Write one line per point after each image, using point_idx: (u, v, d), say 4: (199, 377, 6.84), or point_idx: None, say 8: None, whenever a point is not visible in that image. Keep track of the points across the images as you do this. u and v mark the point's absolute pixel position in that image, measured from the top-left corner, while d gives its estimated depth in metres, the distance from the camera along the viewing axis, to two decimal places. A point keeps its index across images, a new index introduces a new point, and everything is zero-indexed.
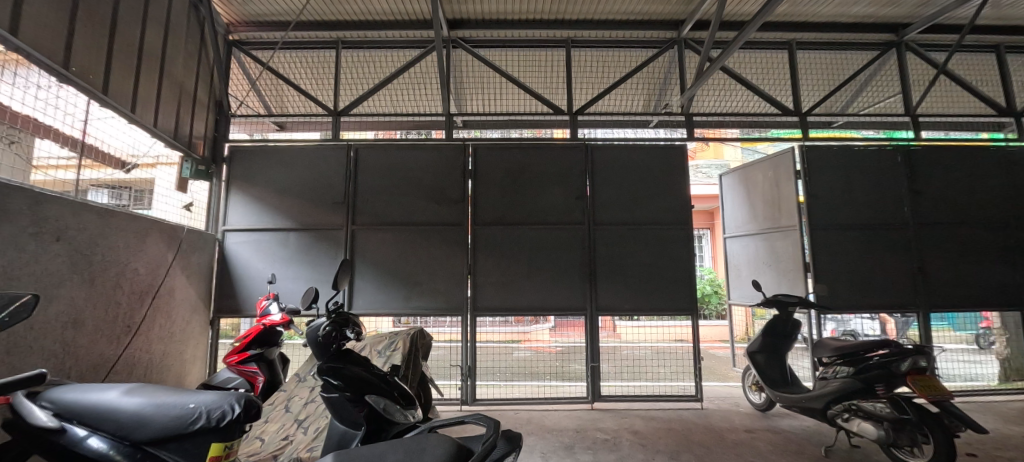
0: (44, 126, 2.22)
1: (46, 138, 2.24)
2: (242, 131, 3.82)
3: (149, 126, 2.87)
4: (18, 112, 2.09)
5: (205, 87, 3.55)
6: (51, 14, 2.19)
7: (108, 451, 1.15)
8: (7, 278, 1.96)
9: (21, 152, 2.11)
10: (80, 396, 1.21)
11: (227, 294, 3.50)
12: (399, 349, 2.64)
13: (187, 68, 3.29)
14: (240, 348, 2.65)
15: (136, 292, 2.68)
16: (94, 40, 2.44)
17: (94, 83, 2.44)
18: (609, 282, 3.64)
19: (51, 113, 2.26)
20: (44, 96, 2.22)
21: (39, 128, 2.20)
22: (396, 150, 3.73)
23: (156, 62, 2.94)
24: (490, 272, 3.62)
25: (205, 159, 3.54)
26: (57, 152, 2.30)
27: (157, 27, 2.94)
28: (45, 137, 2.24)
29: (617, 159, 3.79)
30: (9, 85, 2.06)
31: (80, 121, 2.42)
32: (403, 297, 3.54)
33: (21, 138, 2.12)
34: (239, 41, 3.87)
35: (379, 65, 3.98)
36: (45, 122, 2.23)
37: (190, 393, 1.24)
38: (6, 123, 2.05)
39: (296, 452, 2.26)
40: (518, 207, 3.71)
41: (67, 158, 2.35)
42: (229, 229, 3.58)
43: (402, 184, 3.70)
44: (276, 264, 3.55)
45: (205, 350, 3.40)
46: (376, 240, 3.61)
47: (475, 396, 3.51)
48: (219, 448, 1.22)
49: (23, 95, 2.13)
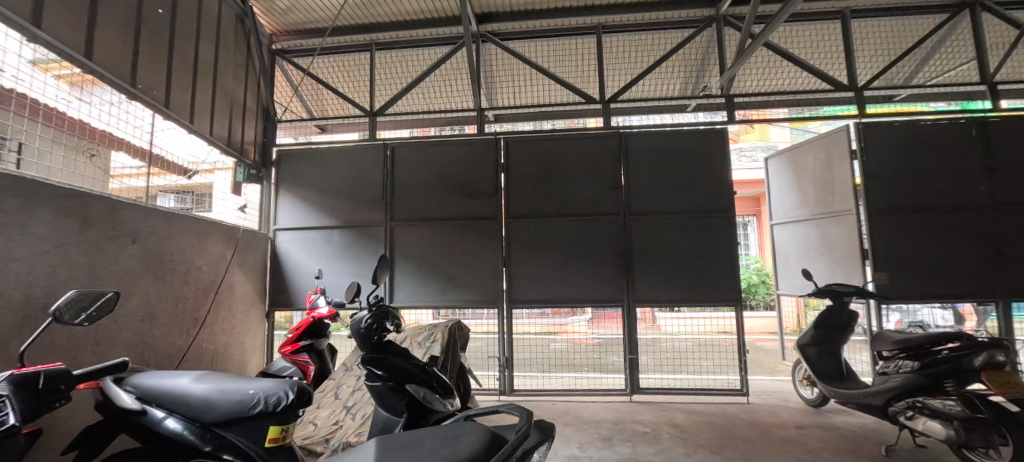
0: (118, 140, 2.48)
1: (121, 151, 2.50)
2: (288, 135, 4.03)
3: (206, 135, 3.11)
4: (97, 129, 2.35)
5: (253, 95, 3.78)
6: (118, 36, 2.41)
7: (183, 431, 1.30)
8: (94, 277, 2.21)
9: (101, 164, 2.37)
10: (156, 381, 1.34)
11: (280, 289, 3.75)
12: (439, 340, 2.74)
13: (237, 79, 3.52)
14: (293, 339, 2.82)
15: (201, 288, 2.93)
16: (155, 58, 2.66)
17: (158, 98, 2.67)
18: (647, 272, 3.56)
19: (124, 128, 2.51)
20: (116, 111, 2.46)
21: (115, 142, 2.46)
22: (429, 147, 3.82)
23: (209, 76, 3.16)
24: (525, 265, 3.64)
25: (256, 163, 3.79)
26: (129, 162, 2.54)
27: (209, 42, 3.16)
28: (120, 150, 2.49)
29: (652, 147, 3.68)
30: (89, 105, 2.30)
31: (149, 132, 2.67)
32: (440, 290, 3.64)
33: (101, 151, 2.37)
34: (283, 50, 4.08)
35: (411, 64, 4.07)
36: (119, 136, 2.48)
37: (248, 379, 1.36)
38: (86, 138, 2.29)
39: (346, 437, 2.42)
40: (551, 200, 3.69)
41: (138, 166, 2.58)
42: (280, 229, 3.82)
43: (438, 180, 3.78)
44: (322, 260, 3.75)
45: (263, 341, 3.67)
46: (414, 235, 3.73)
47: (513, 386, 3.58)
48: (276, 430, 1.36)
49: (100, 113, 2.37)
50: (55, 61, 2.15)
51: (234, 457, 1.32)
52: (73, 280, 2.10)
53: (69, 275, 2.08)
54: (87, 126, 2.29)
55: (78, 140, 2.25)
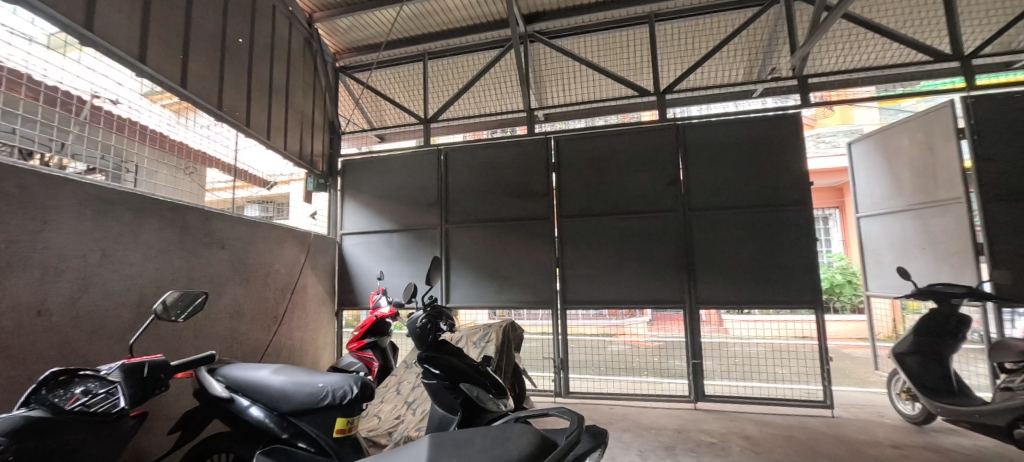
0: (211, 158, 2.80)
1: (214, 168, 2.82)
2: (352, 146, 4.37)
3: (281, 150, 3.41)
4: (197, 151, 2.68)
5: (320, 111, 4.09)
6: (207, 67, 2.67)
7: (266, 419, 1.44)
8: (192, 278, 2.45)
9: (200, 180, 2.71)
10: (242, 373, 1.50)
11: (347, 289, 4.01)
12: (493, 340, 2.79)
13: (306, 97, 3.83)
14: (359, 336, 2.99)
15: (279, 288, 3.21)
16: (237, 83, 2.92)
17: (240, 118, 2.94)
18: (711, 272, 3.34)
19: (215, 147, 2.83)
20: (207, 132, 2.76)
21: (209, 161, 2.78)
22: (481, 150, 3.88)
23: (282, 96, 3.46)
24: (579, 265, 3.58)
25: (324, 173, 4.10)
26: (220, 177, 2.87)
27: (282, 65, 3.47)
28: (213, 167, 2.81)
29: (713, 138, 3.45)
30: (189, 130, 2.62)
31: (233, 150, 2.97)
32: (495, 290, 3.69)
33: (198, 169, 2.70)
34: (345, 67, 4.36)
35: (462, 70, 4.18)
36: (211, 155, 2.80)
37: (318, 373, 1.47)
38: (187, 159, 2.62)
39: (407, 431, 2.53)
40: (605, 198, 3.59)
41: (225, 180, 2.89)
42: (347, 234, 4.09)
43: (490, 182, 3.84)
44: (383, 262, 3.95)
45: (333, 338, 3.96)
46: (468, 237, 3.81)
47: (569, 389, 3.52)
48: (343, 422, 1.43)
49: (195, 135, 2.67)
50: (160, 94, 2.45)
51: (309, 445, 1.44)
52: (176, 281, 2.32)
53: (172, 278, 2.30)
54: (187, 148, 2.62)
55: (180, 160, 2.57)
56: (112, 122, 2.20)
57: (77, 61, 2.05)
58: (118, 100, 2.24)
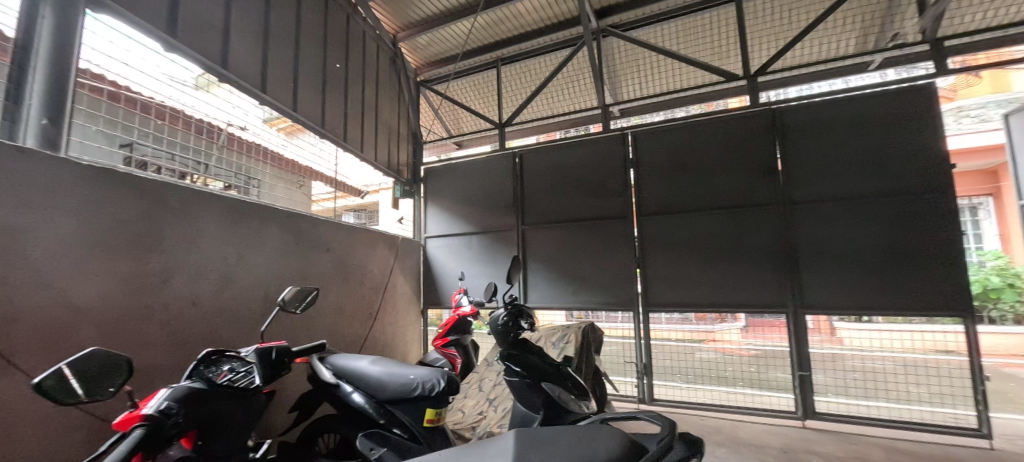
0: (317, 172, 3.15)
1: (319, 181, 3.20)
2: (432, 155, 4.66)
3: (372, 161, 3.72)
4: (304, 166, 3.03)
5: (405, 123, 4.41)
6: (313, 91, 2.98)
7: (364, 404, 1.59)
8: (308, 276, 2.62)
9: (305, 191, 3.07)
10: (344, 362, 1.67)
11: (432, 289, 4.26)
12: (572, 342, 2.77)
13: (392, 111, 4.15)
14: (442, 333, 3.15)
15: (373, 288, 3.50)
16: (336, 104, 3.24)
17: (339, 135, 3.25)
18: (819, 273, 2.96)
19: (319, 162, 3.17)
20: (312, 148, 3.09)
21: (315, 174, 3.14)
22: (555, 151, 3.88)
23: (372, 112, 3.78)
24: (662, 266, 3.39)
25: (409, 181, 4.41)
26: (324, 190, 3.23)
27: (371, 84, 3.79)
28: (318, 180, 3.19)
29: (818, 122, 3.06)
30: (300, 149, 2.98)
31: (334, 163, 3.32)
32: (572, 291, 3.65)
33: (305, 182, 3.07)
34: (426, 80, 4.63)
35: (534, 73, 4.22)
36: (316, 169, 3.15)
37: (409, 366, 1.58)
38: (298, 173, 3.00)
39: (489, 427, 2.61)
40: (689, 193, 3.36)
41: (328, 192, 3.25)
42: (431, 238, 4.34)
43: (565, 182, 3.81)
44: (464, 263, 4.13)
45: (420, 334, 4.21)
46: (545, 238, 3.82)
47: (653, 395, 3.34)
48: (434, 412, 1.54)
49: (303, 152, 3.02)
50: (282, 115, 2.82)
51: (402, 432, 1.57)
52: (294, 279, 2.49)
53: (293, 278, 2.46)
54: (297, 165, 2.98)
55: (294, 176, 2.97)
56: (240, 146, 2.57)
57: (217, 95, 2.41)
58: (246, 126, 2.59)
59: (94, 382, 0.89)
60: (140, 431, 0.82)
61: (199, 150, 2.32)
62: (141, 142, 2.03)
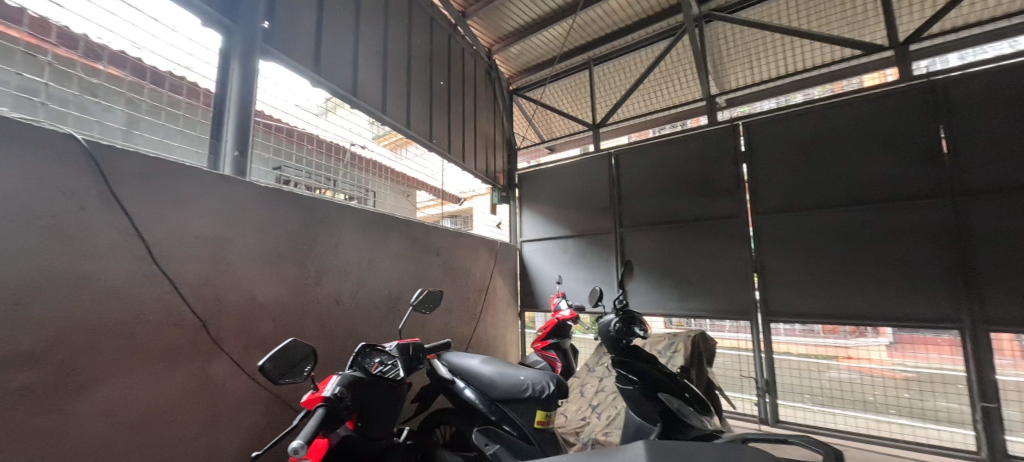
0: (422, 183, 3.43)
1: (423, 191, 3.47)
2: (524, 160, 4.80)
3: (473, 170, 3.92)
4: (414, 178, 3.32)
5: (500, 131, 4.58)
6: (423, 108, 3.22)
7: (477, 401, 1.72)
8: (426, 278, 2.82)
9: (411, 201, 3.35)
10: (458, 360, 1.83)
11: (529, 292, 4.33)
12: (681, 351, 2.64)
13: (488, 121, 4.33)
14: (541, 336, 3.14)
15: (477, 290, 3.64)
16: (442, 118, 3.47)
17: (444, 147, 3.48)
18: (1008, 281, 2.38)
19: (425, 173, 3.45)
20: (420, 161, 3.36)
21: (420, 185, 3.42)
22: (655, 149, 3.69)
23: (471, 123, 3.98)
24: (786, 271, 3.02)
25: (505, 187, 4.56)
26: (427, 198, 3.50)
27: (470, 96, 3.99)
28: (422, 190, 3.47)
29: (1000, 93, 2.48)
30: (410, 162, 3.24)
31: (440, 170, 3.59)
32: (678, 297, 3.42)
33: (410, 192, 3.34)
34: (518, 88, 4.75)
35: (629, 70, 4.08)
36: (423, 180, 3.43)
37: (519, 368, 1.72)
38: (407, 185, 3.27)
39: (594, 434, 2.58)
40: (820, 188, 2.95)
41: (431, 199, 3.52)
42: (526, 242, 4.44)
43: (668, 181, 3.60)
44: (560, 267, 4.13)
45: (518, 336, 4.31)
46: (646, 240, 3.65)
47: (777, 416, 2.98)
48: (543, 414, 1.63)
49: (413, 165, 3.29)
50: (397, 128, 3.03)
51: (513, 430, 1.66)
52: (415, 281, 2.69)
53: (414, 281, 2.67)
54: (409, 176, 3.27)
55: (404, 187, 3.26)
56: (360, 163, 2.77)
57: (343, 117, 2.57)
58: (365, 145, 2.78)
59: (291, 359, 1.04)
60: (322, 411, 0.97)
61: (329, 168, 2.54)
62: (285, 163, 2.24)
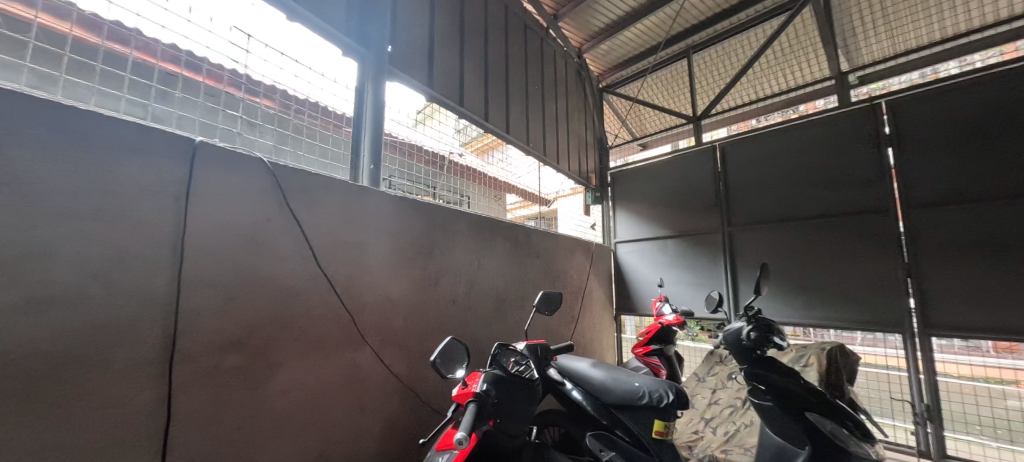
0: (513, 186, 3.57)
1: (512, 193, 3.61)
2: (616, 158, 4.65)
3: (566, 171, 3.92)
4: (507, 181, 3.47)
5: (591, 130, 4.51)
6: (520, 112, 3.28)
7: (587, 404, 1.72)
8: (529, 280, 2.85)
9: (500, 204, 3.49)
10: (567, 362, 1.84)
11: (626, 295, 4.16)
12: (813, 365, 2.37)
13: (580, 120, 4.29)
14: (643, 342, 3.00)
15: (574, 292, 3.57)
16: (537, 122, 3.50)
17: (540, 149, 3.52)
18: None
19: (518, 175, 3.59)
20: (513, 164, 3.49)
21: (508, 188, 3.54)
22: (770, 138, 3.32)
23: (564, 124, 3.97)
24: (953, 276, 2.51)
25: (597, 186, 4.48)
26: (513, 199, 3.66)
27: (562, 97, 3.98)
28: (511, 192, 3.60)
29: None
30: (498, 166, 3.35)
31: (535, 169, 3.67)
32: (805, 304, 3.03)
33: (500, 195, 3.48)
34: (608, 85, 4.64)
35: (734, 54, 3.77)
36: (515, 183, 3.58)
37: (632, 375, 1.69)
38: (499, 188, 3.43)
39: (711, 450, 2.39)
40: (1001, 174, 2.41)
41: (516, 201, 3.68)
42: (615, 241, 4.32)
43: (787, 174, 3.21)
44: (660, 269, 3.91)
45: (614, 341, 4.16)
46: (762, 240, 3.29)
47: (943, 451, 2.49)
48: (661, 425, 1.58)
49: (505, 169, 3.43)
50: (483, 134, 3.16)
51: (626, 435, 1.65)
52: (518, 283, 2.73)
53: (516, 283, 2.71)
54: (497, 179, 3.39)
55: (496, 190, 3.42)
56: (456, 169, 2.93)
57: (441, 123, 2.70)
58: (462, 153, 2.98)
59: (450, 356, 1.14)
60: (474, 406, 1.02)
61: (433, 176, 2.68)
62: (396, 172, 2.36)
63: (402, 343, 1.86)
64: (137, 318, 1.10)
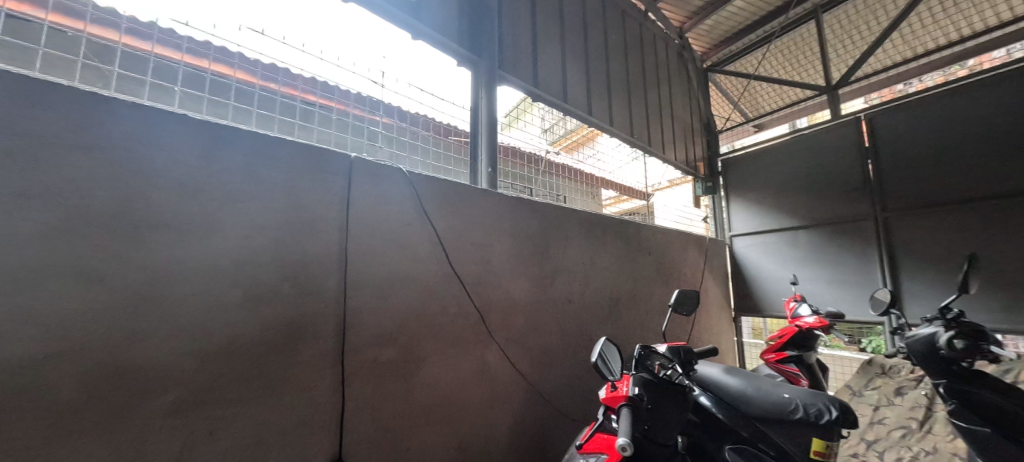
0: (611, 182, 3.42)
1: (609, 188, 3.45)
2: (726, 142, 4.31)
3: (673, 161, 3.63)
4: (605, 178, 3.33)
5: (697, 115, 4.14)
6: (622, 103, 3.13)
7: (716, 410, 1.53)
8: (640, 279, 2.69)
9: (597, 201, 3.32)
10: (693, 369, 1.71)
11: (748, 294, 3.69)
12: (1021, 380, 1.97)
13: (684, 106, 3.97)
14: (777, 347, 2.48)
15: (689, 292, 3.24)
16: (640, 111, 3.33)
17: (644, 140, 3.34)
18: None
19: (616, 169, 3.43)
20: (609, 159, 3.36)
21: (606, 183, 3.38)
22: (943, 101, 2.71)
23: (668, 110, 3.71)
24: None
25: (707, 176, 4.07)
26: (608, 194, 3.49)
27: (665, 83, 3.73)
28: (609, 188, 3.44)
29: None
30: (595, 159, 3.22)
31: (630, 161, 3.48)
32: (1006, 305, 2.42)
33: (597, 190, 3.32)
34: (713, 65, 4.23)
35: (879, 6, 3.18)
36: (614, 179, 3.43)
37: (777, 387, 1.52)
38: (596, 185, 3.30)
39: None
40: None
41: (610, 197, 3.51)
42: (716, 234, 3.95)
43: (971, 143, 2.61)
44: (790, 265, 3.42)
45: (737, 347, 3.68)
46: (935, 227, 2.71)
47: None
48: (821, 444, 1.35)
49: (603, 165, 3.31)
50: (573, 130, 3.02)
51: (770, 451, 1.43)
52: (629, 282, 2.59)
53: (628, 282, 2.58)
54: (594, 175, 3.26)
55: (593, 188, 3.26)
56: (553, 169, 2.90)
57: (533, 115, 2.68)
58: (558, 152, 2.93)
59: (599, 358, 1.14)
60: (628, 410, 0.99)
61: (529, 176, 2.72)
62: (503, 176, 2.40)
63: (525, 342, 1.88)
64: (318, 314, 1.24)
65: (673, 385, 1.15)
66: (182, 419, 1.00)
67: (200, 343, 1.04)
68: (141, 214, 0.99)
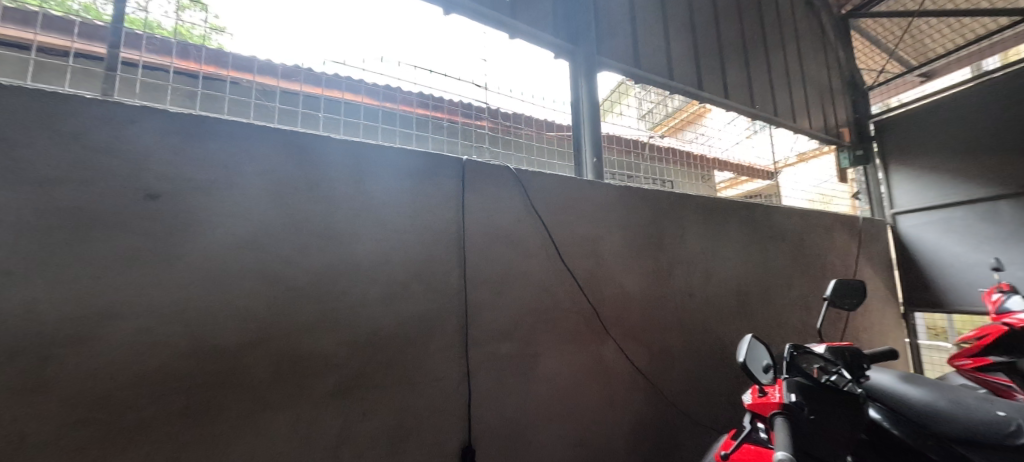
0: (725, 161, 3.05)
1: (723, 168, 3.10)
2: (879, 100, 3.55)
3: (807, 130, 3.12)
4: (720, 158, 2.99)
5: (836, 73, 3.48)
6: (739, 72, 2.79)
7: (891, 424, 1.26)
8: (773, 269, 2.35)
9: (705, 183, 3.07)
10: None
11: (923, 285, 2.95)
12: None
13: (819, 65, 3.37)
14: (973, 351, 1.85)
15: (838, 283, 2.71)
16: (762, 78, 2.92)
17: (768, 110, 2.90)
18: None
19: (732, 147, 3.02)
20: (724, 136, 2.97)
21: (719, 163, 3.04)
22: None
23: (797, 72, 3.18)
24: None
25: (854, 143, 3.38)
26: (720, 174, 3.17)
27: (792, 41, 3.21)
28: (722, 167, 3.09)
29: None
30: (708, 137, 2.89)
31: (747, 137, 3.06)
32: None
33: (707, 172, 3.04)
34: (852, 10, 3.52)
35: None
36: (730, 158, 3.05)
37: (967, 398, 1.29)
38: (709, 165, 3.00)
39: None
40: None
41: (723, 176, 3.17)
42: (867, 214, 3.28)
43: None
44: (988, 246, 2.66)
45: (910, 350, 2.99)
46: None
47: None
48: None
49: (718, 143, 2.95)
50: (678, 109, 2.82)
51: None
52: (759, 273, 2.27)
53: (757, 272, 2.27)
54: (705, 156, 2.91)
55: (702, 169, 3.00)
56: (658, 153, 2.68)
57: (629, 100, 2.53)
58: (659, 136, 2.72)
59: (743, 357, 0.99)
60: (781, 420, 0.85)
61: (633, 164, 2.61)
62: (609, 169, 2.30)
63: (642, 339, 1.77)
64: (443, 309, 1.33)
65: (840, 396, 0.95)
66: (341, 402, 1.12)
67: (350, 336, 1.16)
68: (301, 221, 1.14)
